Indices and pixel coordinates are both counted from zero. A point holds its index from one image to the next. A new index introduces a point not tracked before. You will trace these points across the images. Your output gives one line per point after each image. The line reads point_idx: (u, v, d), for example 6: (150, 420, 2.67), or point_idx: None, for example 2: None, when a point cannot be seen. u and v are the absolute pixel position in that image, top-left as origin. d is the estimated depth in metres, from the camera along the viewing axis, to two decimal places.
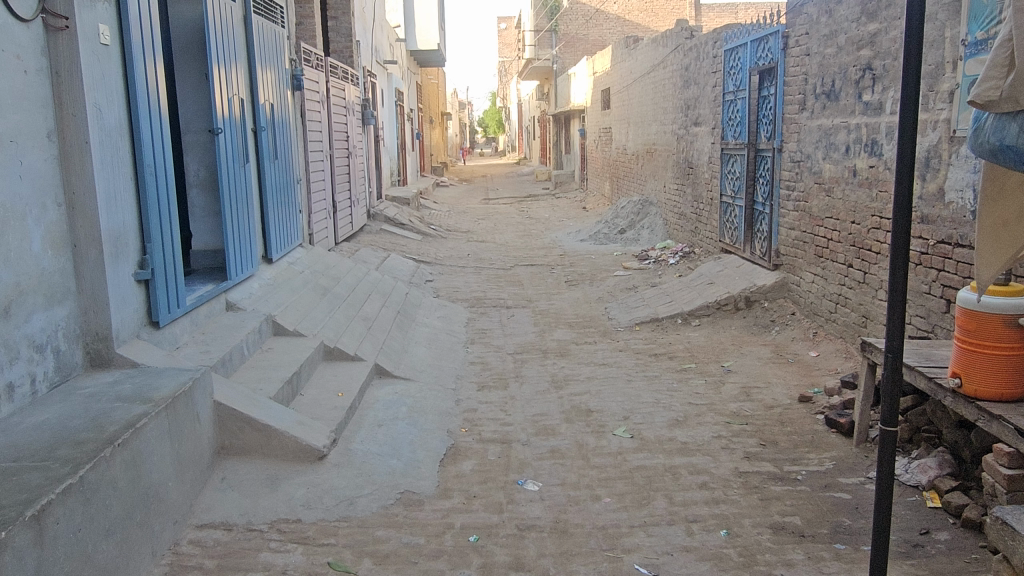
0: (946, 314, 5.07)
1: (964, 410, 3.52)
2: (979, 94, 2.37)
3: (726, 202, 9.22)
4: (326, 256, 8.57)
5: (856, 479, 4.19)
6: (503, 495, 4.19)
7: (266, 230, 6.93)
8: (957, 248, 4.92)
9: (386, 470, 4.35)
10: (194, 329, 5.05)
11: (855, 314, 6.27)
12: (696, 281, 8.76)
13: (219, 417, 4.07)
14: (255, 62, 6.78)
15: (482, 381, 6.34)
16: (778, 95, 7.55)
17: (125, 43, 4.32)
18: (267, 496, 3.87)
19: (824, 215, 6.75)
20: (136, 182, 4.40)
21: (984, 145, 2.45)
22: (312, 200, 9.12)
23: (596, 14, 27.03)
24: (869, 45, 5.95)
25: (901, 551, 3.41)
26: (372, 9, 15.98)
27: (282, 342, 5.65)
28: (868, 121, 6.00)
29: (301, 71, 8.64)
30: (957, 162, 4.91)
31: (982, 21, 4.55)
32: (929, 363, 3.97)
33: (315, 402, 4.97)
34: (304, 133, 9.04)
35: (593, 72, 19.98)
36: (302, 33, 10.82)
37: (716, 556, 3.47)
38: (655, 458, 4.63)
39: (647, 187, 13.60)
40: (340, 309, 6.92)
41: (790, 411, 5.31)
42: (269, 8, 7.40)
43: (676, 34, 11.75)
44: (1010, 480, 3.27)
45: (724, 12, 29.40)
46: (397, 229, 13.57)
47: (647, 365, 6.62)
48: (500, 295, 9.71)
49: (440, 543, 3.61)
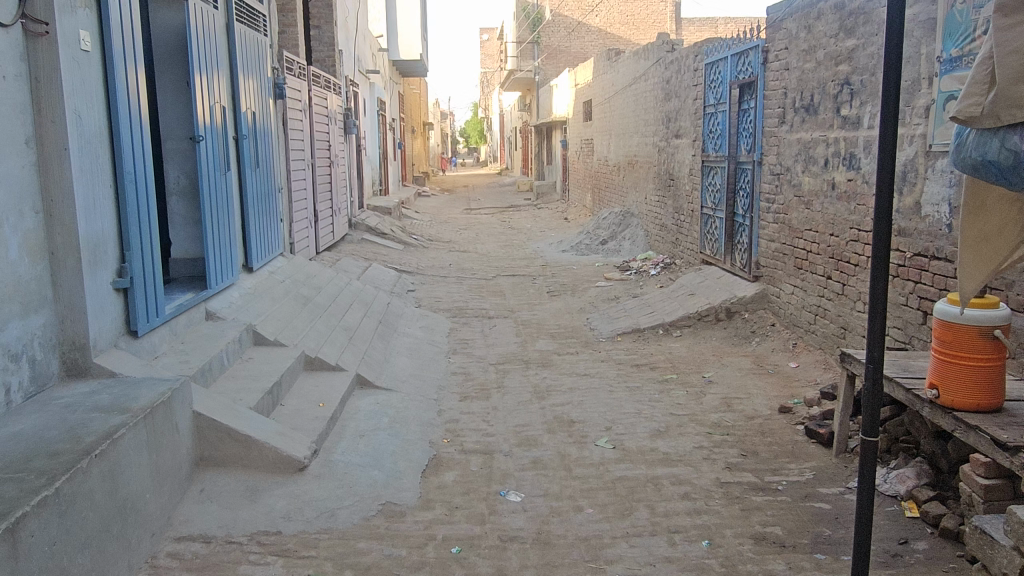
0: (922, 326, 5.14)
1: (941, 420, 3.57)
2: (960, 110, 2.41)
3: (707, 213, 9.29)
4: (307, 265, 8.52)
5: (836, 490, 4.22)
6: (486, 506, 4.17)
7: (247, 239, 6.87)
8: (934, 260, 5.00)
9: (368, 482, 4.32)
10: (172, 339, 4.98)
11: (834, 325, 6.35)
12: (677, 293, 8.81)
13: (199, 427, 4.02)
14: (237, 70, 6.75)
15: (465, 392, 6.32)
16: (758, 109, 7.65)
17: (105, 48, 4.27)
18: (247, 508, 3.82)
19: (804, 227, 6.83)
20: (116, 188, 4.36)
21: (966, 160, 2.46)
22: (294, 209, 9.08)
23: (578, 26, 27.24)
24: (847, 61, 6.05)
25: (881, 560, 3.44)
26: (355, 20, 16.04)
27: (263, 352, 5.60)
28: (846, 135, 6.09)
29: (283, 80, 8.60)
30: (933, 176, 5.00)
31: (957, 38, 4.65)
32: (907, 374, 4.02)
33: (296, 412, 4.92)
34: (286, 142, 8.99)
35: (574, 84, 20.11)
36: (285, 41, 10.80)
37: (699, 567, 3.48)
38: (637, 469, 4.64)
39: (628, 199, 13.67)
40: (321, 319, 6.86)
41: (771, 421, 5.35)
42: (251, 16, 7.37)
43: (659, 47, 11.87)
44: (987, 490, 3.32)
45: (704, 26, 29.77)
46: (379, 238, 13.54)
47: (629, 375, 6.64)
48: (482, 305, 9.71)
49: (422, 555, 3.59)
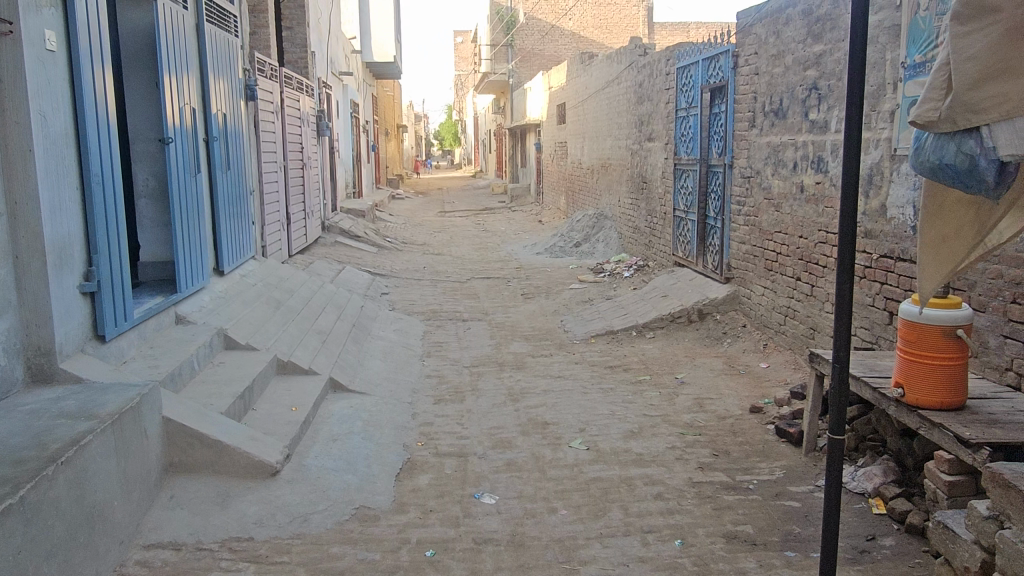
0: (889, 326, 5.24)
1: (907, 419, 3.65)
2: (919, 115, 2.47)
3: (679, 215, 9.39)
4: (280, 269, 8.45)
5: (805, 488, 4.29)
6: (460, 509, 4.17)
7: (218, 242, 6.80)
8: (899, 261, 5.10)
9: (341, 486, 4.30)
10: (141, 343, 4.91)
11: (803, 326, 6.45)
12: (650, 295, 8.88)
13: (169, 432, 3.97)
14: (207, 71, 6.68)
15: (439, 394, 6.31)
16: (729, 112, 7.74)
17: (72, 49, 4.21)
18: (218, 514, 3.78)
19: (773, 229, 6.93)
20: (83, 190, 4.29)
21: (925, 163, 2.51)
22: (266, 212, 9.00)
23: (551, 29, 27.38)
24: (815, 66, 6.16)
25: (849, 557, 3.50)
26: (328, 22, 15.93)
27: (234, 356, 5.54)
28: (814, 138, 6.19)
29: (254, 81, 8.52)
30: (898, 179, 5.10)
31: (920, 44, 4.76)
32: (874, 373, 4.10)
33: (268, 417, 4.88)
34: (257, 143, 8.90)
35: (548, 87, 20.20)
36: (256, 42, 10.71)
37: (671, 566, 3.51)
38: (611, 469, 4.68)
39: (601, 202, 13.76)
40: (293, 323, 6.80)
41: (742, 421, 5.42)
42: (222, 16, 7.30)
43: (630, 51, 11.99)
44: (950, 486, 3.40)
45: (676, 30, 30.08)
46: (353, 240, 13.47)
47: (603, 376, 6.68)
48: (456, 308, 9.70)
49: (396, 559, 3.58)
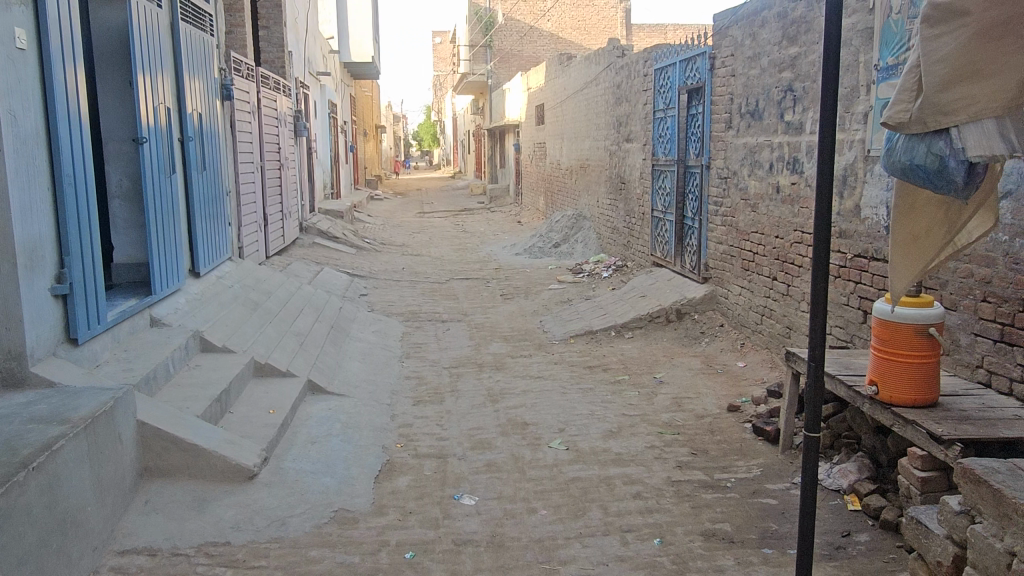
0: (863, 324, 5.31)
1: (881, 416, 3.70)
2: (891, 116, 2.51)
3: (657, 216, 9.44)
4: (257, 270, 8.37)
5: (782, 485, 4.33)
6: (440, 510, 4.16)
7: (193, 243, 6.72)
8: (873, 261, 5.17)
9: (319, 489, 4.26)
10: (115, 346, 4.84)
11: (779, 325, 6.51)
12: (629, 295, 8.92)
13: (143, 436, 3.92)
14: (182, 71, 6.60)
15: (418, 396, 6.29)
16: (706, 114, 7.80)
17: (43, 47, 4.14)
18: (194, 519, 3.74)
19: (750, 229, 6.99)
20: (54, 191, 4.22)
21: (896, 164, 2.55)
22: (242, 213, 8.91)
23: (530, 30, 27.41)
24: (790, 68, 6.23)
25: (825, 553, 3.54)
26: (305, 22, 15.80)
27: (211, 358, 5.47)
28: (789, 140, 6.26)
29: (230, 81, 8.44)
30: (872, 180, 5.17)
31: (892, 47, 4.83)
32: (849, 372, 4.15)
33: (245, 419, 4.83)
34: (234, 143, 8.81)
35: (527, 88, 20.22)
36: (232, 42, 10.60)
37: (650, 565, 3.53)
38: (590, 469, 4.69)
39: (580, 202, 13.80)
40: (271, 324, 6.75)
41: (720, 420, 5.46)
42: (197, 15, 7.21)
43: (608, 52, 12.03)
44: (923, 482, 3.45)
45: (654, 32, 30.27)
46: (331, 241, 13.38)
47: (582, 376, 6.70)
48: (435, 309, 9.68)
49: (375, 561, 3.56)
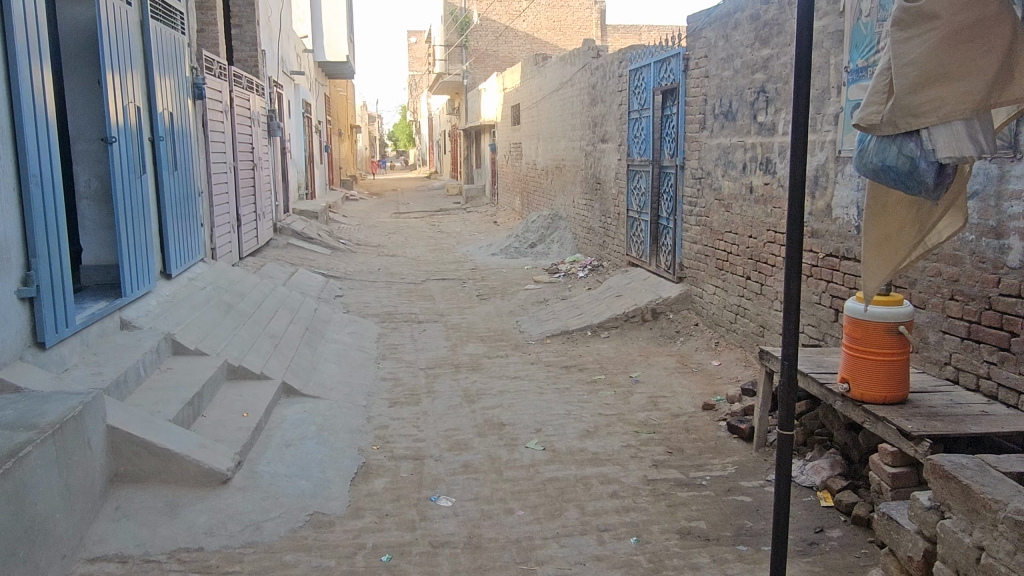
0: (834, 323, 5.38)
1: (853, 413, 3.76)
2: (862, 118, 2.55)
3: (632, 216, 9.49)
4: (230, 271, 8.27)
5: (756, 483, 4.37)
6: (416, 512, 4.14)
7: (164, 244, 6.62)
8: (844, 260, 5.24)
9: (294, 493, 4.22)
10: (83, 350, 4.75)
11: (753, 324, 6.58)
12: (604, 294, 8.96)
13: (113, 442, 3.85)
14: (152, 69, 6.50)
15: (395, 397, 6.25)
16: (680, 115, 7.86)
17: (8, 45, 4.05)
18: (166, 525, 3.68)
19: (724, 230, 7.06)
20: (20, 191, 4.14)
21: (867, 165, 2.59)
22: (215, 213, 8.80)
23: (505, 30, 27.41)
24: (762, 69, 6.29)
25: (799, 549, 3.58)
26: (278, 20, 15.64)
27: (183, 362, 5.40)
28: (762, 141, 6.32)
29: (202, 80, 8.33)
30: (842, 181, 5.24)
31: (862, 49, 4.90)
32: (821, 370, 4.20)
33: (219, 423, 4.77)
34: (206, 143, 8.69)
35: (502, 88, 20.22)
36: (204, 40, 10.46)
37: (626, 564, 3.55)
38: (567, 469, 4.70)
39: (556, 202, 13.84)
40: (244, 326, 6.67)
41: (694, 418, 5.50)
42: (167, 13, 7.11)
43: (584, 53, 12.06)
44: (894, 478, 3.50)
45: (629, 33, 30.43)
46: (305, 242, 13.26)
47: (558, 376, 6.71)
48: (411, 310, 9.64)
49: (351, 565, 3.54)
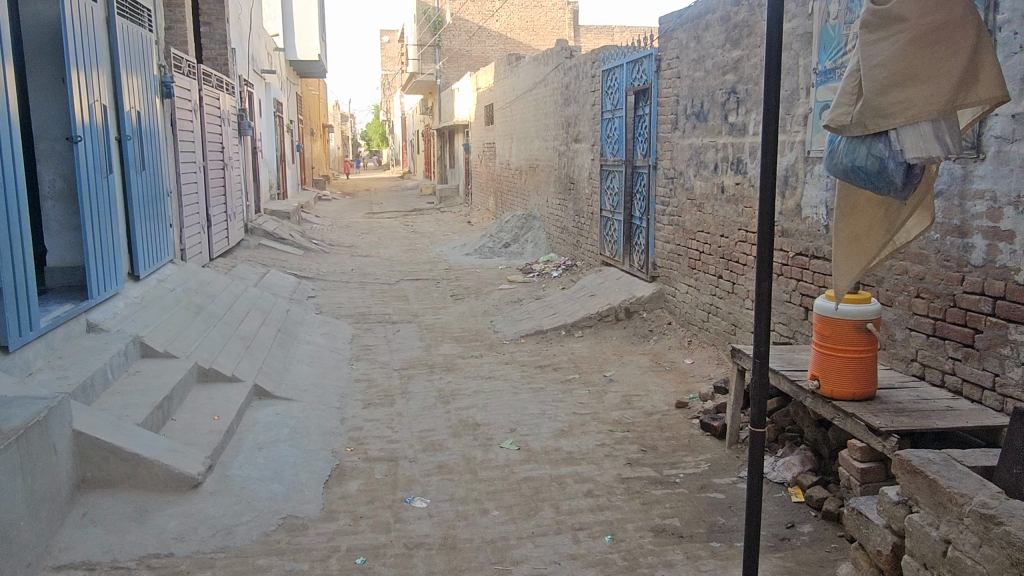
0: (804, 321, 5.46)
1: (823, 410, 3.81)
2: (832, 119, 2.59)
3: (606, 216, 9.53)
4: (201, 272, 8.16)
5: (729, 479, 4.42)
6: (391, 514, 4.11)
7: (132, 245, 6.50)
8: (813, 259, 5.32)
9: (267, 496, 4.17)
10: (49, 354, 4.65)
11: (725, 323, 6.65)
12: (578, 294, 8.99)
13: (80, 447, 3.78)
14: (119, 67, 6.38)
15: (368, 398, 6.22)
16: (652, 115, 7.91)
17: None
18: (135, 531, 3.62)
19: (696, 229, 7.12)
20: None
21: (838, 166, 2.62)
22: (184, 213, 8.67)
23: (478, 30, 27.36)
24: (733, 71, 6.36)
25: (771, 545, 3.63)
26: (249, 18, 15.44)
27: (152, 365, 5.31)
28: (733, 141, 6.39)
29: (170, 78, 8.20)
30: (811, 181, 5.31)
31: (830, 51, 4.97)
32: (792, 367, 4.26)
33: (189, 427, 4.70)
34: (174, 142, 8.56)
35: (476, 89, 20.19)
36: (173, 38, 10.29)
37: (601, 562, 3.56)
38: (542, 468, 4.70)
39: (530, 202, 13.85)
40: (215, 328, 6.58)
41: (668, 416, 5.54)
42: (134, 10, 6.98)
43: (557, 53, 12.08)
44: (863, 473, 3.56)
45: (602, 33, 30.56)
46: (277, 243, 13.12)
47: (532, 376, 6.71)
48: (385, 311, 9.58)
49: (326, 568, 3.51)
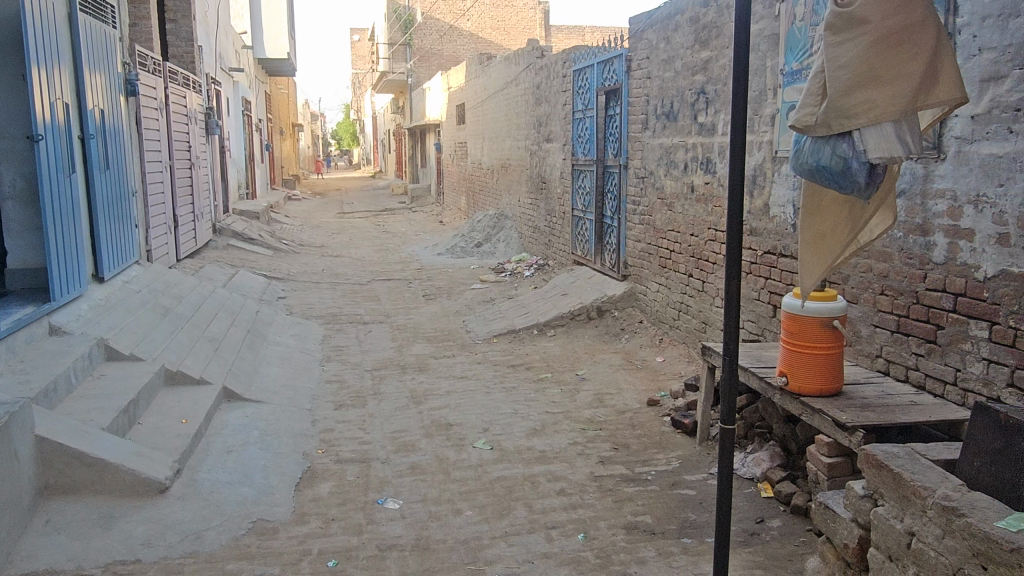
0: (772, 318, 5.53)
1: (791, 406, 3.86)
2: (798, 119, 2.63)
3: (578, 215, 9.57)
4: (167, 273, 8.04)
5: (699, 476, 4.46)
6: (363, 516, 4.08)
7: (96, 246, 6.38)
8: (781, 257, 5.39)
9: (236, 500, 4.12)
10: (9, 357, 4.55)
11: (695, 321, 6.71)
12: (550, 293, 9.00)
13: (42, 453, 3.70)
14: (82, 65, 6.25)
15: (340, 400, 6.16)
16: (623, 114, 7.95)
17: None
18: (100, 537, 3.55)
19: (666, 228, 7.18)
20: None
21: (803, 165, 2.66)
22: (150, 213, 8.53)
23: (450, 29, 27.27)
24: (703, 71, 6.42)
25: (741, 540, 3.67)
26: (216, 15, 15.21)
27: (118, 367, 5.21)
28: (702, 141, 6.45)
29: (135, 76, 8.05)
30: (779, 180, 5.38)
31: (796, 53, 5.04)
32: (761, 364, 4.31)
33: (156, 430, 4.62)
34: (140, 141, 8.42)
35: (447, 88, 20.10)
36: (137, 35, 10.10)
37: (574, 560, 3.57)
38: (515, 468, 4.71)
39: (502, 202, 13.85)
40: (182, 330, 6.48)
41: (640, 414, 5.58)
42: (98, 6, 6.85)
43: (528, 53, 12.08)
44: (830, 468, 3.62)
45: (573, 33, 30.65)
46: (246, 243, 12.96)
47: (505, 376, 6.71)
48: (356, 311, 9.50)
49: (297, 571, 3.47)
